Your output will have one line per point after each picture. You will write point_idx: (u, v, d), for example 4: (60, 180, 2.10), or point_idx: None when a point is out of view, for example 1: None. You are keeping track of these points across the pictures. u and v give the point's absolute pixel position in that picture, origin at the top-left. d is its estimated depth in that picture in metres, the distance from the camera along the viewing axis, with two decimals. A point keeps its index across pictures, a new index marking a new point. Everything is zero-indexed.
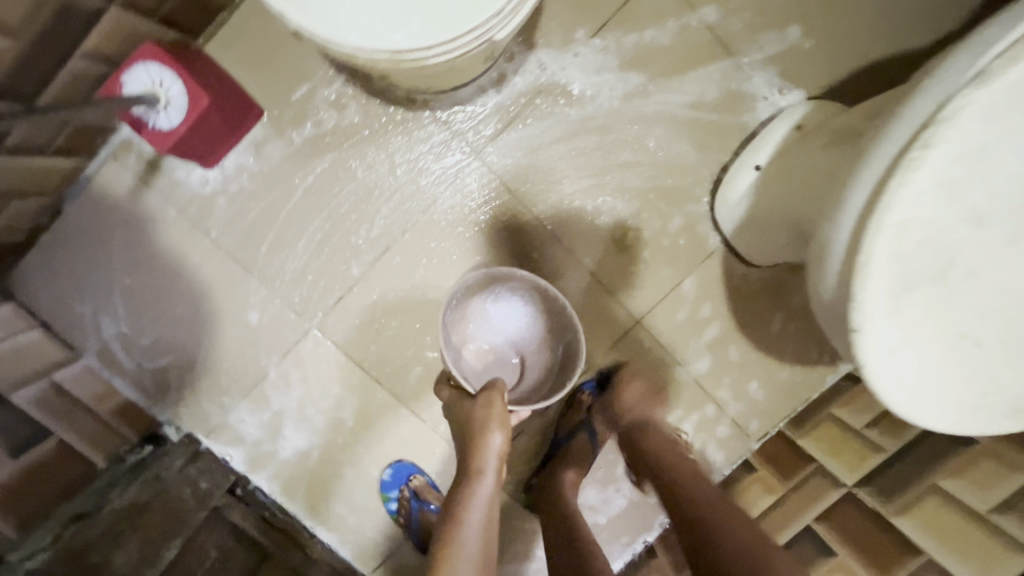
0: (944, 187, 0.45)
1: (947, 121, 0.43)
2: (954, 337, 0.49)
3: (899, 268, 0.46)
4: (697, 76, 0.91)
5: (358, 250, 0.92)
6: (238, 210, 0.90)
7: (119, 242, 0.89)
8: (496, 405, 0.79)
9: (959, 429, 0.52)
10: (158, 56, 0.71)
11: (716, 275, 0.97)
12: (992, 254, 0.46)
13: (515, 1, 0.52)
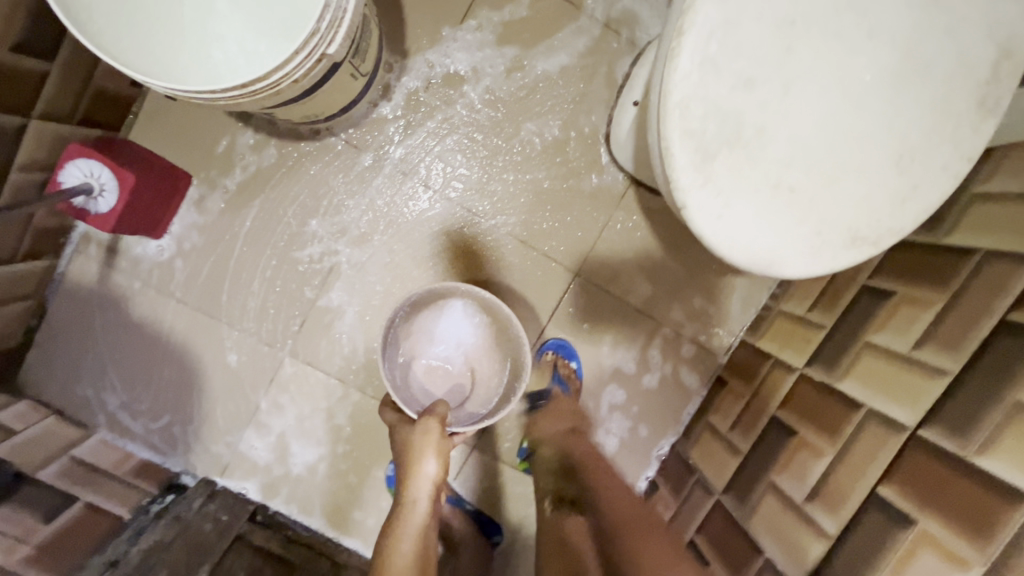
0: (708, 63, 0.51)
1: (688, 8, 0.50)
2: (770, 190, 0.54)
3: (696, 143, 0.52)
4: (560, 39, 1.00)
5: (306, 275, 1.01)
6: (195, 267, 1.00)
7: (102, 323, 1.00)
8: (433, 435, 0.77)
9: (811, 270, 0.57)
10: (84, 152, 0.82)
11: (634, 210, 1.05)
12: (772, 108, 0.52)
13: (330, 19, 0.61)
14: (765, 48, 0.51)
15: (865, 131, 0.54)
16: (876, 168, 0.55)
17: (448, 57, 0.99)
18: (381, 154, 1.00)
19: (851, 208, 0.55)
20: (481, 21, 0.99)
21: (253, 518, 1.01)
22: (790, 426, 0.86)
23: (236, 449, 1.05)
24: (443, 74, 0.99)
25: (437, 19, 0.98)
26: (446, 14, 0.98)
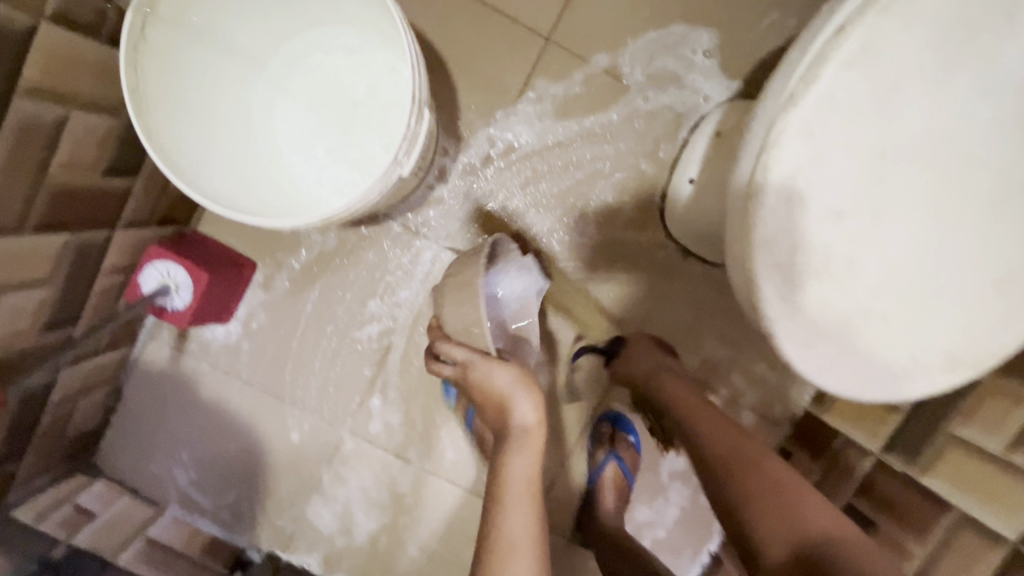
0: (794, 198, 0.50)
1: (770, 146, 0.50)
2: (861, 316, 0.52)
3: (782, 275, 0.51)
4: (612, 115, 1.00)
5: (366, 354, 1.03)
6: (261, 347, 1.03)
7: (173, 404, 1.04)
8: (506, 376, 0.71)
9: (905, 394, 0.54)
10: (162, 254, 0.86)
11: (690, 282, 1.04)
12: (862, 238, 0.51)
13: (406, 144, 0.63)
14: (853, 181, 0.50)
15: (963, 255, 0.52)
16: (971, 291, 0.52)
17: (507, 131, 1.00)
18: (436, 234, 1.02)
19: (948, 332, 0.53)
20: (539, 92, 0.99)
21: None
22: (869, 517, 0.82)
23: (300, 524, 1.07)
24: (500, 152, 1.00)
25: (491, 98, 0.99)
26: (500, 93, 0.99)
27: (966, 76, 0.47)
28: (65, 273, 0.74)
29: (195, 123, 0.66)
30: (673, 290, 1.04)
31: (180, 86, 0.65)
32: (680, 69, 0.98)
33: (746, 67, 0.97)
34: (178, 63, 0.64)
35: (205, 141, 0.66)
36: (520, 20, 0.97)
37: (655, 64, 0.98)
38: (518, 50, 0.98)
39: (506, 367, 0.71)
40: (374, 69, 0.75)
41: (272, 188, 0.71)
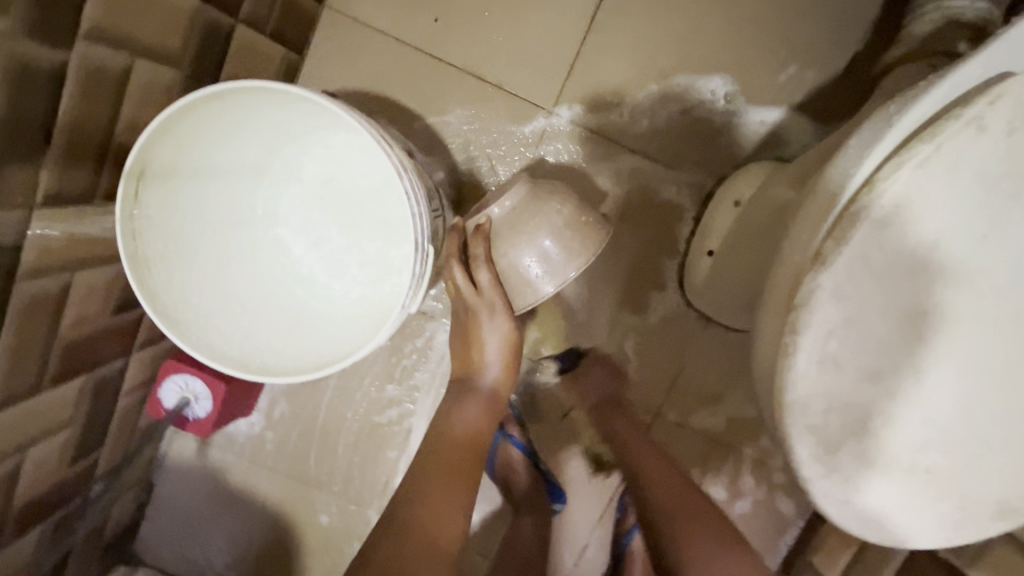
0: (827, 360, 0.47)
1: (802, 309, 0.46)
2: (904, 471, 0.49)
3: (817, 436, 0.49)
4: (624, 178, 0.95)
5: (388, 436, 1.03)
6: (284, 436, 1.04)
7: (203, 494, 1.06)
8: (494, 336, 0.74)
9: (954, 544, 0.51)
10: (179, 368, 0.86)
11: (714, 345, 1.00)
12: (903, 397, 0.47)
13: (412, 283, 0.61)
14: (891, 342, 0.46)
15: (1015, 407, 0.48)
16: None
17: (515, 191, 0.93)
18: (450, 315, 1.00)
19: (1001, 482, 0.50)
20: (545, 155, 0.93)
21: None
22: None
23: None
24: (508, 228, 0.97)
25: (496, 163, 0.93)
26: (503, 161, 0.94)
27: (1014, 231, 0.44)
28: (86, 408, 0.75)
29: (198, 262, 0.64)
30: (695, 355, 1.00)
31: (178, 231, 0.63)
32: (692, 129, 0.93)
33: (764, 125, 0.92)
34: (173, 210, 0.62)
35: (211, 281, 0.65)
36: (522, 90, 0.92)
37: (667, 126, 0.93)
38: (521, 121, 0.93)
39: (503, 324, 0.74)
40: (371, 159, 0.73)
41: (281, 308, 0.70)
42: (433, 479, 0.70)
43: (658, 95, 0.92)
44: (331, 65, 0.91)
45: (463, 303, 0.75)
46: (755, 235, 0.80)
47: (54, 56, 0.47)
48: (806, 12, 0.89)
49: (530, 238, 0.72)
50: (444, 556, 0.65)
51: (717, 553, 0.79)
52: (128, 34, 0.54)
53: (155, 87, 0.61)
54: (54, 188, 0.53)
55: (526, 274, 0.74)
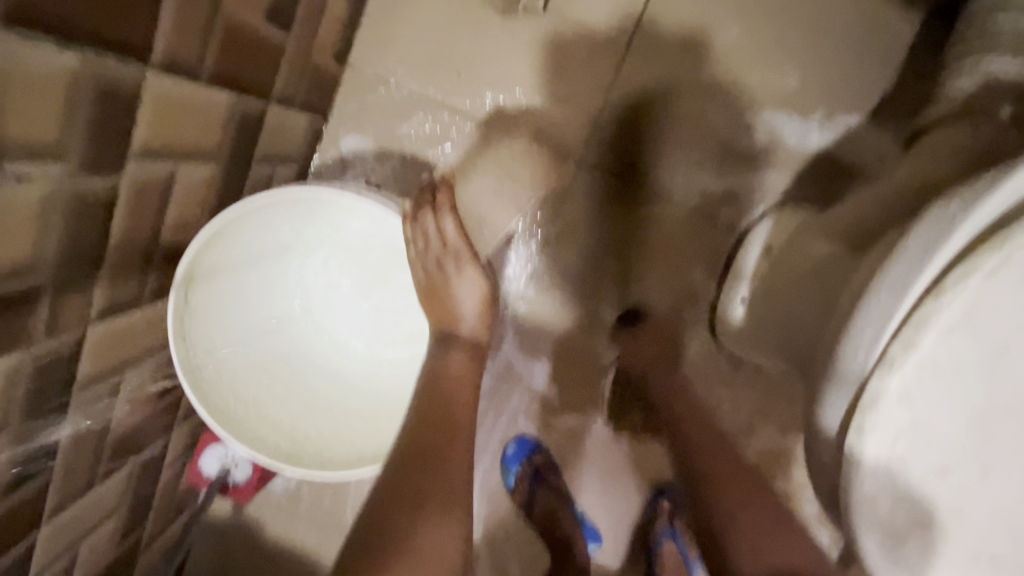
0: (894, 458, 0.47)
1: (865, 412, 0.46)
2: (970, 562, 0.49)
3: (884, 530, 0.49)
4: (649, 219, 0.96)
5: None
6: (320, 489, 1.04)
7: (241, 550, 1.06)
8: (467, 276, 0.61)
9: None
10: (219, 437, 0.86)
11: (747, 384, 0.99)
12: (969, 490, 0.48)
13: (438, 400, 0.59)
14: (956, 439, 0.46)
15: None
16: None
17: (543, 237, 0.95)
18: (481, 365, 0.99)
19: None
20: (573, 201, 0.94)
21: None
22: None
23: None
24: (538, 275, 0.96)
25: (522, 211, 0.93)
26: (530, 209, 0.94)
27: None
28: (132, 490, 0.75)
29: (235, 354, 0.63)
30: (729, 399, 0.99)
31: (217, 324, 0.62)
32: (717, 171, 0.93)
33: (793, 168, 0.91)
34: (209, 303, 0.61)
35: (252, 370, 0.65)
36: (549, 141, 0.91)
37: (694, 172, 0.93)
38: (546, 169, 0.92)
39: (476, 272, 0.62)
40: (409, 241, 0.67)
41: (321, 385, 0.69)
42: (453, 406, 0.56)
43: (682, 137, 0.92)
44: (356, 125, 0.90)
45: (423, 258, 0.60)
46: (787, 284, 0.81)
47: (110, 183, 0.47)
48: (833, 54, 0.88)
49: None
50: (455, 502, 0.51)
51: (751, 498, 0.74)
52: (174, 142, 0.53)
53: (196, 183, 0.60)
54: (105, 300, 0.53)
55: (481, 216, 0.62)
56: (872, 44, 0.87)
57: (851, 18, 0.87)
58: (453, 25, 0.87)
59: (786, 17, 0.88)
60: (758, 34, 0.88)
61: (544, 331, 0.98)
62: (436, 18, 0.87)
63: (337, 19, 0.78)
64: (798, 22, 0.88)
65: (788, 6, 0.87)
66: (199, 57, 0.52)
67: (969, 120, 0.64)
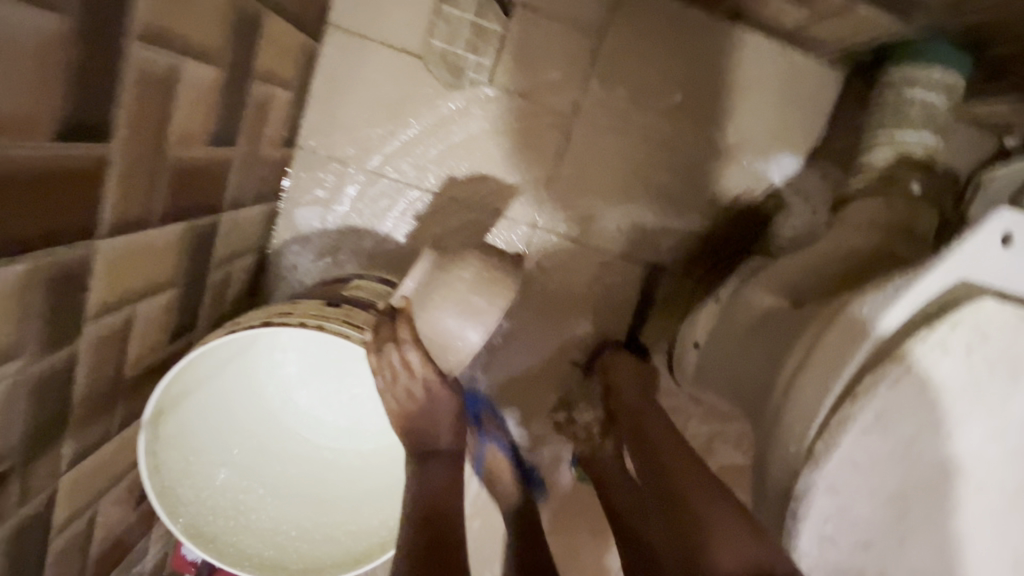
0: (826, 538, 0.52)
1: (801, 502, 0.52)
2: None
3: None
4: (609, 274, 0.97)
5: None
6: None
7: None
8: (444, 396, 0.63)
9: None
10: None
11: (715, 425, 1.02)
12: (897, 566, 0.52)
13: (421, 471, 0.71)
14: (879, 519, 0.51)
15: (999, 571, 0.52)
16: None
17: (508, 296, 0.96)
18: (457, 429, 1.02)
19: None
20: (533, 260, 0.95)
21: None
22: None
23: None
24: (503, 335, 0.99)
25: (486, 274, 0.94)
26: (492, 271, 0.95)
27: (978, 425, 0.50)
28: None
29: (214, 472, 0.66)
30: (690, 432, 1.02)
31: (193, 446, 0.64)
32: (669, 224, 0.96)
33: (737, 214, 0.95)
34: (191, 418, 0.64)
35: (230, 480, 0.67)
36: (505, 206, 0.92)
37: (647, 224, 0.95)
38: (503, 231, 0.93)
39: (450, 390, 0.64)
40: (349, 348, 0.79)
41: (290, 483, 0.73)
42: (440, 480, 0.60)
43: (632, 194, 0.94)
44: (313, 203, 0.90)
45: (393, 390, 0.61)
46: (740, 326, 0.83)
47: (62, 354, 0.47)
48: (768, 108, 0.92)
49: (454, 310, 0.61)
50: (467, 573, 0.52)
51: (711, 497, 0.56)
52: (125, 289, 0.53)
53: (153, 313, 0.60)
54: (76, 449, 0.54)
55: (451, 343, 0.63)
56: (803, 97, 0.92)
57: (783, 74, 0.91)
58: (400, 100, 0.87)
59: (721, 73, 0.91)
60: (698, 92, 0.91)
61: (512, 389, 1.00)
62: (382, 94, 0.87)
63: (284, 111, 0.78)
64: (734, 78, 0.91)
65: (724, 65, 0.90)
66: (145, 209, 0.52)
67: (886, 193, 0.71)
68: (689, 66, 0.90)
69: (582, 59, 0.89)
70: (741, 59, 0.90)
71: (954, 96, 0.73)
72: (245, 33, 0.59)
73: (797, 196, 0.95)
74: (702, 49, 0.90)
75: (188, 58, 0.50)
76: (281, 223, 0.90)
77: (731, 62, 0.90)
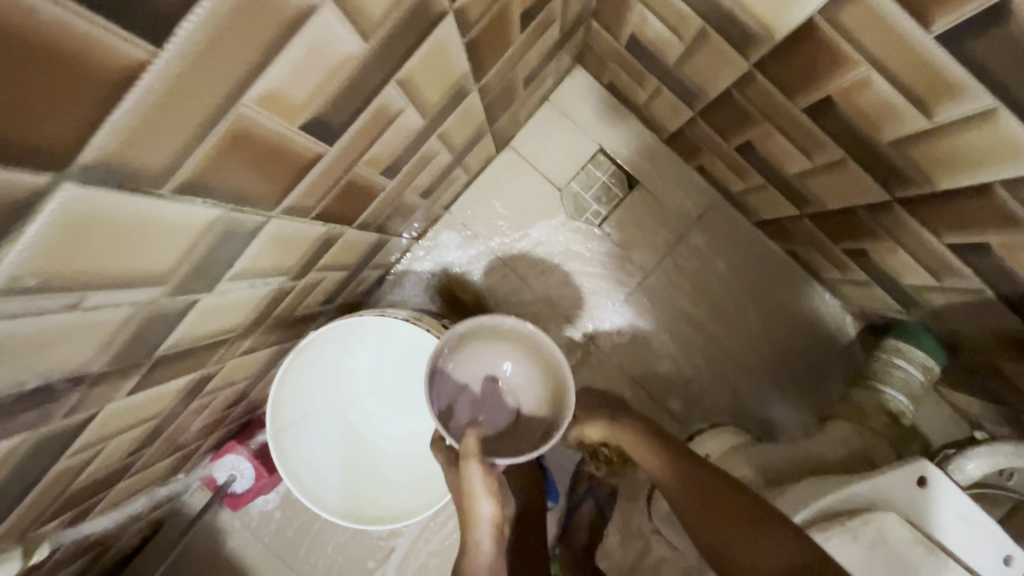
0: None
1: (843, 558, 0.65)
2: None
3: None
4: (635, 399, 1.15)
5: (375, 548, 1.18)
6: (289, 520, 1.19)
7: (199, 551, 1.18)
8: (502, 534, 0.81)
9: None
10: (236, 449, 1.05)
11: None
12: None
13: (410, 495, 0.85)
14: None
15: None
16: None
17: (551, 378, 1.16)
18: None
19: None
20: (581, 361, 1.15)
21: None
22: None
23: None
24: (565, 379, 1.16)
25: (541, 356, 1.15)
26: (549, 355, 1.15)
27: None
28: (167, 468, 0.92)
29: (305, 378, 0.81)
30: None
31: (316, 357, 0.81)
32: (695, 380, 1.15)
33: (746, 398, 1.14)
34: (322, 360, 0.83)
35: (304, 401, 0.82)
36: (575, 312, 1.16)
37: (678, 372, 1.15)
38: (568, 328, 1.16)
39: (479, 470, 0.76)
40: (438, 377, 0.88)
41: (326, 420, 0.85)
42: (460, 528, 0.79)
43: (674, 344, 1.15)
44: (446, 243, 1.16)
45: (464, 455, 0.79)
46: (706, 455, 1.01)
47: (292, 285, 0.71)
48: (791, 328, 1.14)
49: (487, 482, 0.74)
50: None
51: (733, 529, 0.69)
52: (333, 262, 0.79)
53: (328, 283, 0.85)
54: (248, 345, 0.77)
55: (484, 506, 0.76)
56: (821, 333, 1.14)
57: (813, 313, 1.14)
58: (532, 212, 1.16)
59: (773, 289, 1.14)
60: (746, 294, 1.15)
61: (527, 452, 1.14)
62: (520, 203, 1.16)
63: (458, 186, 1.08)
64: (782, 298, 1.14)
65: (776, 283, 1.14)
66: (372, 218, 0.78)
67: (856, 422, 0.94)
68: (748, 276, 1.15)
69: (672, 237, 1.16)
70: (787, 287, 1.14)
71: (930, 373, 0.94)
72: (472, 142, 0.89)
73: (806, 403, 1.13)
74: (761, 270, 1.15)
75: (443, 150, 0.80)
76: (428, 239, 1.16)
77: (780, 286, 1.14)
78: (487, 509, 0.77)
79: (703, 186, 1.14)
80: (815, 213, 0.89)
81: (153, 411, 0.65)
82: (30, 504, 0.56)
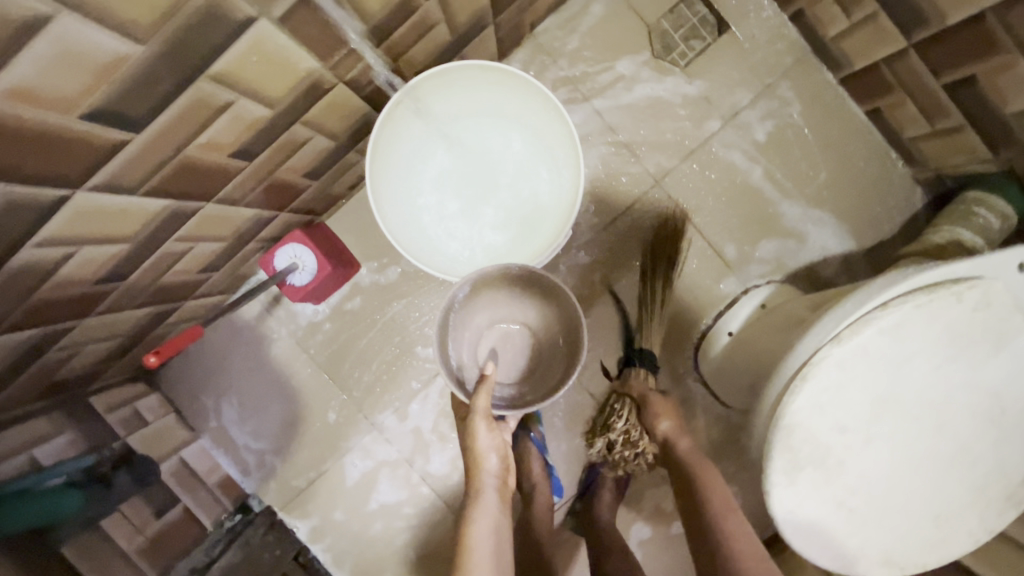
0: (825, 394, 0.68)
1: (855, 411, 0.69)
2: (933, 512, 0.71)
3: (805, 456, 0.69)
4: (695, 246, 1.16)
5: (420, 371, 1.18)
6: (336, 334, 1.18)
7: (240, 353, 1.19)
8: (682, 440, 0.91)
9: (877, 545, 0.71)
10: (299, 238, 1.04)
11: (705, 411, 1.18)
12: (942, 448, 0.69)
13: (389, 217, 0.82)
14: (920, 399, 0.68)
15: (959, 479, 0.70)
16: (982, 498, 0.70)
17: (614, 217, 1.15)
18: None
19: (944, 505, 0.70)
20: (649, 203, 1.15)
21: (296, 557, 1.15)
22: None
23: (313, 486, 1.19)
24: (633, 216, 1.16)
25: (607, 195, 1.15)
26: (618, 195, 1.15)
27: (965, 374, 0.68)
28: (240, 229, 0.91)
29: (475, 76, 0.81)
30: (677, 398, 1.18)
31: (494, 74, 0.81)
32: (753, 234, 1.15)
33: (800, 254, 1.15)
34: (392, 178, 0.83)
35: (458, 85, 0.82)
36: (647, 153, 1.15)
37: (739, 224, 1.15)
38: (636, 171, 1.15)
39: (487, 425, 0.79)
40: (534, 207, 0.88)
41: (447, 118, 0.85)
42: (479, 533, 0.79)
43: (740, 202, 1.15)
44: (524, 69, 1.13)
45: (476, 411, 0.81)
46: (764, 349, 0.99)
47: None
48: (858, 189, 1.14)
49: (492, 436, 0.79)
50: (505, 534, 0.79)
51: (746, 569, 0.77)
52: (450, 4, 0.76)
53: (435, 39, 0.82)
54: (358, 74, 0.74)
55: (490, 459, 0.80)
56: (892, 204, 1.14)
57: (880, 176, 1.13)
58: (616, 44, 1.13)
59: (846, 149, 1.13)
60: (816, 147, 1.14)
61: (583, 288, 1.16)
62: (605, 35, 1.13)
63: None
64: (853, 158, 1.14)
65: (850, 143, 1.13)
66: None
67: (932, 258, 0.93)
68: (823, 131, 1.13)
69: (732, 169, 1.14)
70: (860, 148, 1.13)
71: (1007, 224, 0.95)
72: None
73: (860, 267, 1.15)
74: (839, 127, 1.13)
75: None
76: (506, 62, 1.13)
77: (852, 146, 1.13)
78: (491, 463, 0.81)
79: (794, 38, 1.12)
80: (926, 38, 0.88)
81: (277, 91, 0.62)
82: (168, 127, 0.54)
